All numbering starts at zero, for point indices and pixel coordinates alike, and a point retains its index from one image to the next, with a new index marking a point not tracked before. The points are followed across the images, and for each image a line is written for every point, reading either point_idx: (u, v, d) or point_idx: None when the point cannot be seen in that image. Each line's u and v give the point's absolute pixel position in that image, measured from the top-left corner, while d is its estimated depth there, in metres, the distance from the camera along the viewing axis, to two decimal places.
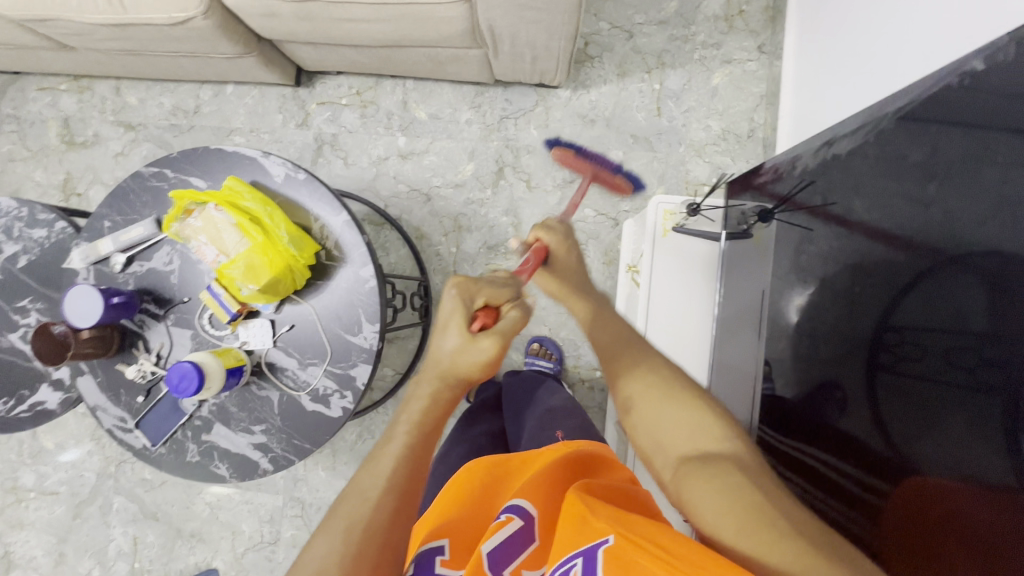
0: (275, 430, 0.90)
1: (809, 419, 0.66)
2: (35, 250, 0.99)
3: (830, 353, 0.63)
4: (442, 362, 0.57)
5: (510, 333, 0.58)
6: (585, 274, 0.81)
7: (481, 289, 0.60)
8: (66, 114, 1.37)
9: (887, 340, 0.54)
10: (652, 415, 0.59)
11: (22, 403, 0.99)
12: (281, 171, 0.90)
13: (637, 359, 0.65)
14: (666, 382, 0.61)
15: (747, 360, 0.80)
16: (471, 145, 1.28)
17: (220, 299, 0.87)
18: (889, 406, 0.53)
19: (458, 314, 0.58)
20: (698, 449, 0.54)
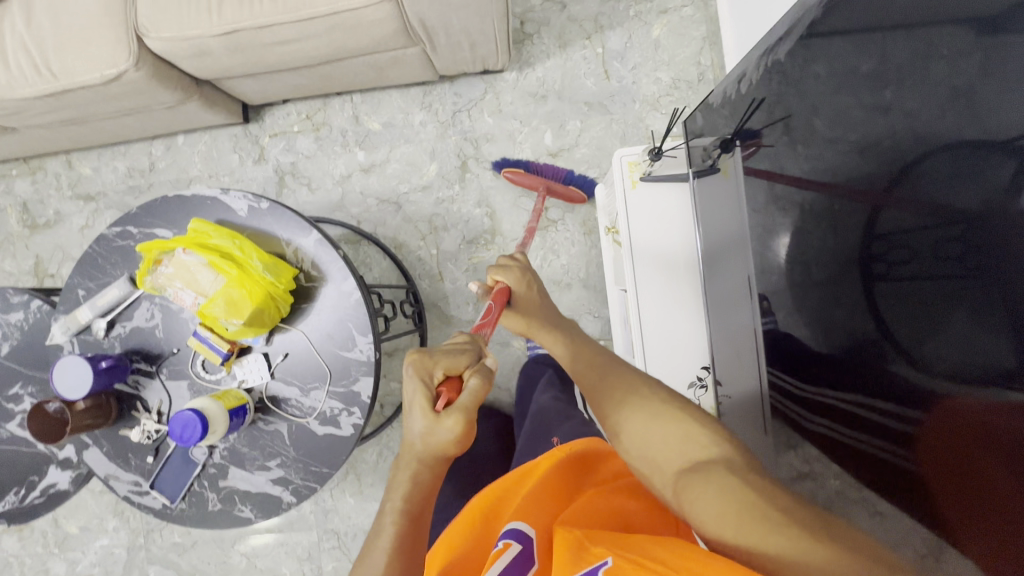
0: (291, 461, 0.89)
1: (824, 335, 0.63)
2: (15, 335, 0.98)
3: (823, 273, 0.62)
4: (415, 444, 0.59)
5: (475, 404, 0.59)
6: (547, 303, 0.87)
7: (438, 361, 0.61)
8: (23, 199, 1.36)
9: (876, 250, 0.53)
10: (640, 436, 0.62)
11: (34, 489, 0.98)
12: (243, 204, 0.89)
13: (613, 373, 0.71)
14: (636, 390, 0.67)
15: (740, 291, 0.79)
16: (430, 146, 1.27)
17: (209, 342, 0.86)
18: (892, 314, 0.52)
19: (419, 394, 0.59)
20: (679, 454, 0.58)
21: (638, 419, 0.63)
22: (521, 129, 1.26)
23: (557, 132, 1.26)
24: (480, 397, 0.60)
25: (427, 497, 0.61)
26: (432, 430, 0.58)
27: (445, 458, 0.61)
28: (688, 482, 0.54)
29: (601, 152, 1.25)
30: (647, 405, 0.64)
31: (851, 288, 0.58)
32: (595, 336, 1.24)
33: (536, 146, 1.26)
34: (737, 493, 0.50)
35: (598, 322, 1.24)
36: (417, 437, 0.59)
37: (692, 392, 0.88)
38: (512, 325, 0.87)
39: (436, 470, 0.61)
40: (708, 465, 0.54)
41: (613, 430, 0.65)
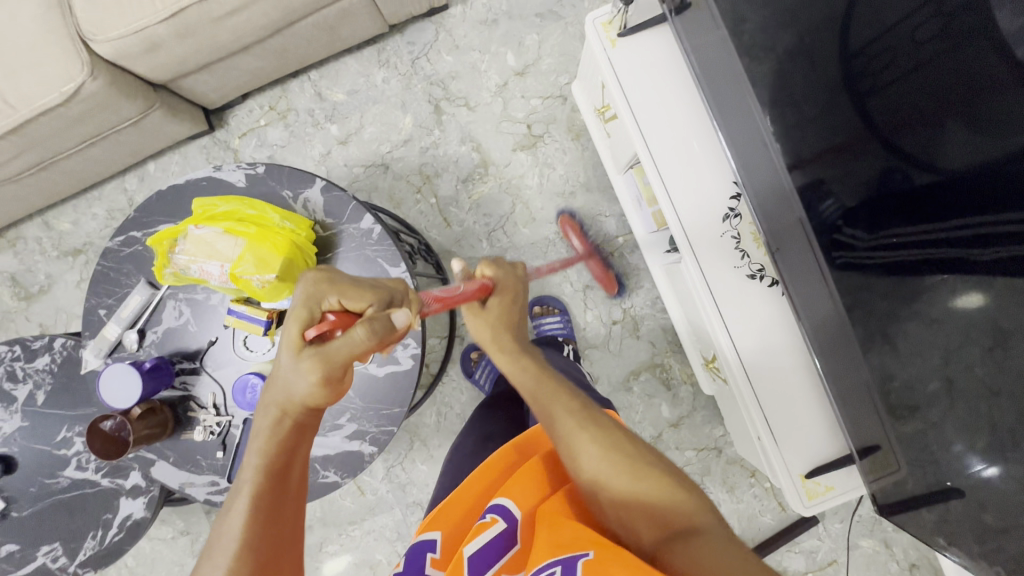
0: (361, 412, 0.87)
1: (830, 161, 0.73)
2: (47, 380, 0.95)
3: (815, 107, 0.73)
4: (279, 378, 0.56)
5: (344, 352, 0.54)
6: (520, 312, 0.73)
7: (334, 292, 0.59)
8: (11, 272, 1.32)
9: (857, 67, 0.68)
10: (616, 487, 0.53)
11: (110, 528, 0.94)
12: (239, 175, 0.88)
13: (581, 417, 0.60)
14: (618, 444, 0.57)
15: (746, 110, 0.81)
16: (400, 99, 1.26)
17: (247, 315, 0.85)
18: (889, 121, 0.67)
19: (298, 319, 0.57)
20: (655, 514, 0.51)
21: (618, 466, 0.55)
22: (483, 57, 1.26)
23: (518, 50, 1.25)
24: (355, 346, 0.54)
25: (292, 457, 0.56)
26: (300, 363, 0.54)
27: (309, 408, 0.57)
28: (675, 551, 0.47)
29: (566, 57, 1.25)
30: (626, 458, 0.55)
31: (849, 126, 0.70)
32: (613, 234, 1.24)
33: (502, 70, 1.25)
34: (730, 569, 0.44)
35: (611, 220, 1.24)
36: (282, 371, 0.56)
37: (728, 225, 0.88)
38: (478, 335, 0.71)
39: (305, 420, 0.57)
40: (692, 534, 0.48)
41: (590, 487, 0.55)
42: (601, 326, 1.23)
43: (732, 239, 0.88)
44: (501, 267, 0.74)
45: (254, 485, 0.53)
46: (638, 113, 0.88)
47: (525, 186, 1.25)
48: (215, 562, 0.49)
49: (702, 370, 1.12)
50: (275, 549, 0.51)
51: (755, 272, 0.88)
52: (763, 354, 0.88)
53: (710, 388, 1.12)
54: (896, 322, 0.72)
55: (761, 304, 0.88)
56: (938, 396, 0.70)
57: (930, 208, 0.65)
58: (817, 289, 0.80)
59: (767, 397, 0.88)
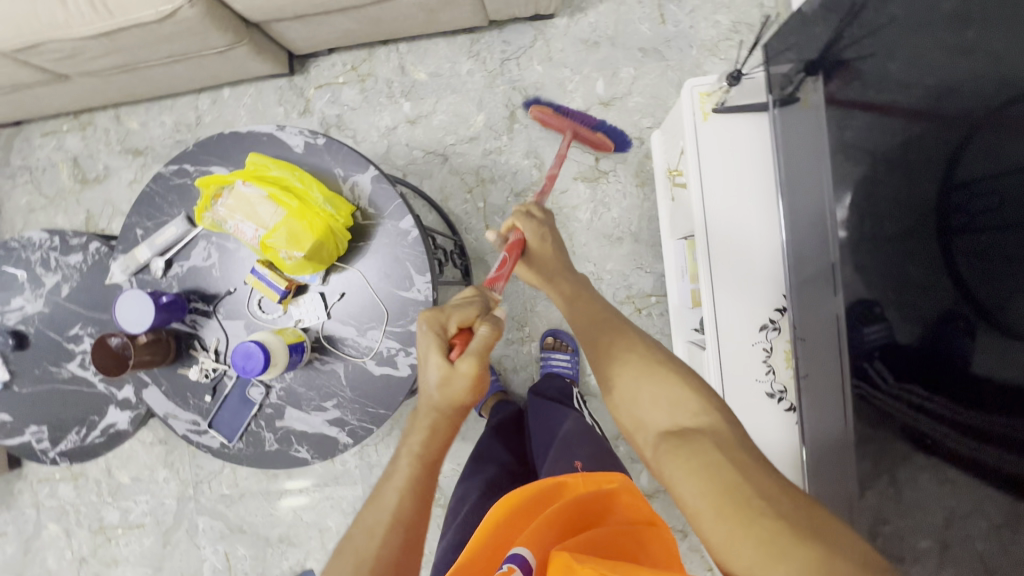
0: (347, 402, 0.88)
1: (894, 288, 0.63)
2: (75, 276, 0.99)
3: (894, 228, 0.63)
4: (432, 396, 0.61)
5: (483, 351, 0.61)
6: (564, 253, 0.86)
7: (450, 313, 0.64)
8: (74, 154, 1.37)
9: (955, 200, 0.56)
10: (638, 399, 0.63)
11: (95, 429, 1.00)
12: (299, 141, 0.88)
13: (615, 335, 0.72)
14: (645, 360, 0.67)
15: (819, 228, 0.75)
16: (478, 95, 1.24)
17: (267, 279, 0.86)
18: (968, 270, 0.55)
19: (433, 345, 0.61)
20: (671, 423, 0.59)
21: (637, 381, 0.65)
22: (572, 77, 1.22)
23: (610, 79, 1.21)
24: (488, 346, 0.62)
25: (443, 447, 0.62)
26: (450, 374, 0.60)
27: (459, 410, 0.62)
28: (666, 448, 0.56)
29: (656, 100, 1.20)
30: (652, 369, 0.65)
31: (927, 249, 0.59)
32: (647, 291, 1.21)
33: (588, 95, 1.21)
34: (717, 461, 0.52)
35: (650, 277, 1.21)
36: (435, 386, 0.61)
37: (763, 336, 0.84)
38: (523, 275, 0.86)
39: (457, 418, 0.63)
40: (694, 435, 0.56)
41: (613, 387, 0.67)
42: None
43: (762, 351, 0.84)
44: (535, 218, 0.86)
45: (409, 475, 0.59)
46: (710, 198, 0.84)
47: (574, 217, 1.22)
48: (369, 538, 0.55)
49: None
50: (423, 527, 0.57)
51: (775, 391, 0.84)
52: None
53: None
54: (901, 468, 0.64)
55: (771, 424, 0.84)
56: (926, 556, 0.61)
57: (960, 374, 0.56)
58: (833, 434, 0.75)
59: None
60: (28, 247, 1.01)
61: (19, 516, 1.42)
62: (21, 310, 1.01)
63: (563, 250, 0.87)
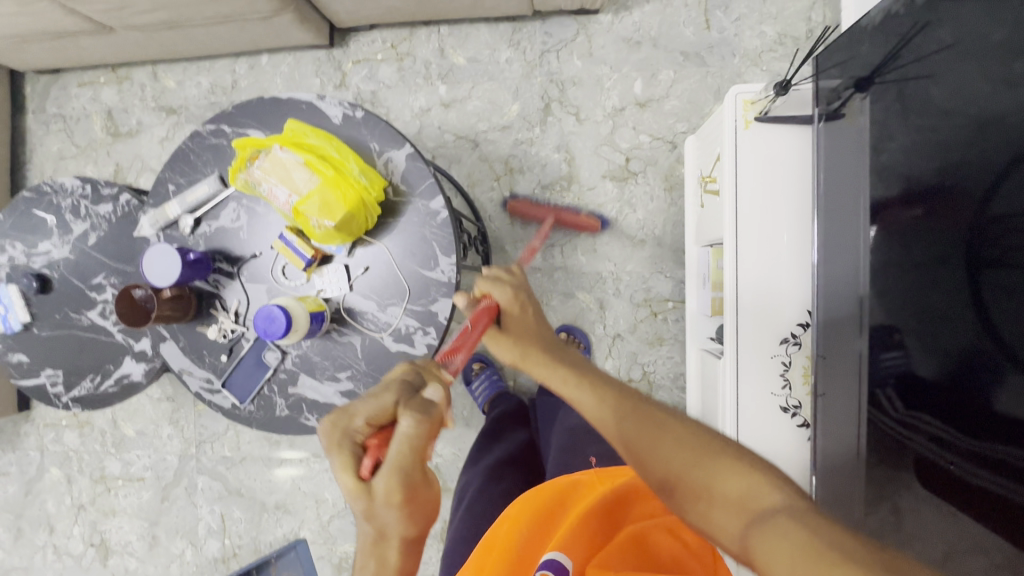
0: (361, 375, 0.89)
1: (916, 316, 0.67)
2: (103, 226, 1.00)
3: (923, 254, 0.66)
4: (366, 531, 0.51)
5: (403, 456, 0.49)
6: (543, 328, 0.76)
7: (355, 412, 0.52)
8: (108, 106, 1.38)
9: (989, 233, 0.59)
10: (696, 482, 0.50)
11: (109, 378, 1.00)
12: (338, 111, 0.88)
13: (624, 402, 0.59)
14: (677, 431, 0.55)
15: (852, 247, 0.75)
16: (514, 85, 1.24)
17: (294, 246, 0.87)
18: (996, 304, 0.59)
19: (345, 466, 0.50)
20: (736, 502, 0.48)
21: (685, 460, 0.52)
22: (611, 75, 1.21)
23: (648, 80, 1.20)
24: (408, 446, 0.50)
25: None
26: (369, 504, 0.49)
27: (403, 539, 0.51)
28: (756, 534, 0.45)
29: (693, 105, 1.19)
30: (693, 439, 0.53)
31: (951, 285, 0.63)
32: (665, 296, 1.20)
33: (625, 94, 1.21)
34: (807, 540, 0.42)
35: (669, 282, 1.20)
36: (364, 521, 0.50)
37: (783, 349, 0.83)
38: (502, 355, 0.74)
39: (409, 558, 0.52)
40: (769, 515, 0.45)
41: (658, 478, 0.53)
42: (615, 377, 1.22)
43: (781, 364, 0.83)
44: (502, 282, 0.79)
45: None
46: (744, 208, 0.83)
47: (599, 215, 1.22)
48: None
49: None
50: None
51: (790, 406, 0.84)
52: None
53: None
54: (909, 494, 0.67)
55: (784, 438, 0.84)
56: None
57: (968, 404, 0.61)
58: (846, 457, 0.76)
59: None
60: (59, 193, 1.02)
61: (23, 458, 1.44)
62: (47, 255, 1.02)
63: (540, 317, 0.78)
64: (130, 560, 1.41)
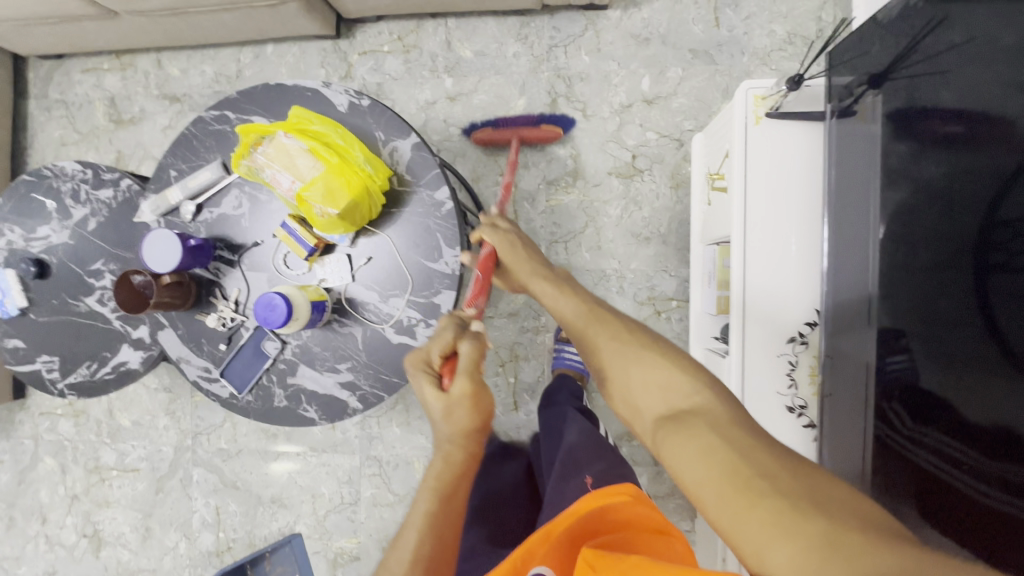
0: (361, 366, 0.88)
1: (922, 320, 0.66)
2: (104, 211, 0.99)
3: (930, 257, 0.65)
4: (442, 428, 0.65)
5: (469, 367, 0.64)
6: (540, 252, 0.84)
7: (430, 345, 0.67)
8: (111, 93, 1.37)
9: (996, 238, 0.58)
10: (635, 388, 0.61)
11: (105, 365, 0.99)
12: (344, 100, 0.87)
13: (597, 327, 0.69)
14: (635, 349, 0.64)
15: (861, 248, 0.74)
16: (521, 79, 1.23)
17: (297, 235, 0.86)
18: (1007, 312, 0.57)
19: (425, 385, 0.65)
20: (668, 407, 0.57)
21: (633, 371, 0.62)
22: (618, 71, 1.20)
23: (656, 78, 1.19)
24: (472, 362, 0.64)
25: (462, 476, 0.66)
26: (448, 401, 0.64)
27: (472, 435, 0.66)
28: (669, 433, 0.53)
29: (700, 103, 1.18)
30: (643, 354, 0.63)
31: (960, 293, 0.62)
32: (669, 295, 1.19)
33: (632, 91, 1.20)
34: (715, 445, 0.48)
35: (673, 281, 1.19)
36: (442, 419, 0.65)
37: (790, 348, 0.82)
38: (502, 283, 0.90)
39: (475, 439, 0.67)
40: (691, 421, 0.53)
41: (608, 380, 0.65)
42: None
43: (787, 363, 0.82)
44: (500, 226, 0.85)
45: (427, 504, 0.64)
46: (752, 204, 0.82)
47: (604, 212, 1.21)
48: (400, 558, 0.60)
49: None
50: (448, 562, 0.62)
51: (796, 406, 0.83)
52: None
53: None
54: (919, 509, 0.66)
55: (790, 439, 0.82)
56: None
57: (970, 416, 0.60)
58: (853, 465, 0.74)
59: None
60: (59, 177, 1.00)
61: (17, 446, 1.43)
62: (46, 239, 1.01)
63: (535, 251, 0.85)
64: (123, 552, 1.39)
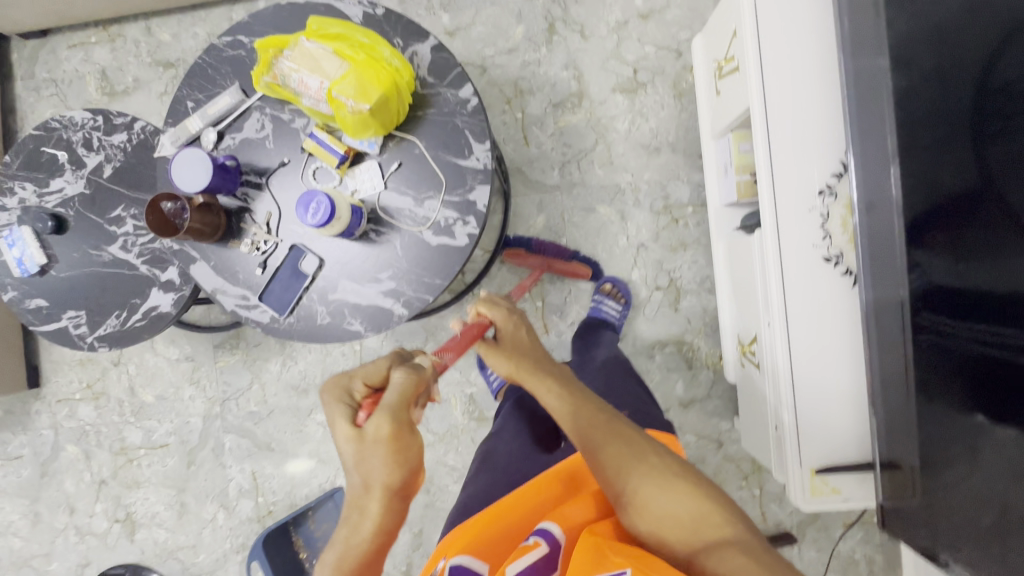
0: (403, 273, 0.88)
1: (930, 193, 0.73)
2: (119, 156, 0.98)
3: (931, 136, 0.72)
4: (354, 484, 0.57)
5: (391, 403, 0.58)
6: (534, 346, 0.82)
7: (357, 375, 0.63)
8: (102, 66, 1.35)
9: (989, 108, 0.67)
10: (658, 508, 0.59)
11: (135, 312, 0.97)
12: (358, 10, 0.88)
13: (610, 433, 0.65)
14: (650, 463, 0.62)
15: (879, 102, 0.76)
16: (517, 8, 1.25)
17: (326, 144, 0.87)
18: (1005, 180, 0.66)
19: (342, 415, 0.59)
20: (691, 530, 0.57)
21: (653, 491, 0.60)
22: None
23: None
24: (396, 398, 0.58)
25: (374, 552, 0.56)
26: (359, 442, 0.56)
27: (383, 498, 0.56)
28: (705, 561, 0.54)
29: (694, 13, 1.22)
30: (657, 467, 0.62)
31: (967, 180, 0.70)
32: (685, 202, 1.22)
33: (626, 8, 1.23)
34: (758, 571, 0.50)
35: (687, 187, 1.22)
36: (355, 473, 0.56)
37: (820, 202, 0.85)
38: (497, 365, 0.78)
39: (391, 511, 0.56)
40: (722, 545, 0.54)
41: (622, 497, 0.61)
42: (643, 287, 1.23)
43: (819, 217, 0.85)
44: (497, 306, 0.85)
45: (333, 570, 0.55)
46: (769, 70, 0.85)
47: (613, 128, 1.23)
48: None
49: (734, 353, 1.12)
50: None
51: (832, 256, 0.85)
52: (815, 350, 0.86)
53: (736, 373, 1.12)
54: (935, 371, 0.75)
55: (828, 290, 0.85)
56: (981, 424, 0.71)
57: (982, 274, 0.69)
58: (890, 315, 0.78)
59: (801, 386, 0.86)
60: (69, 127, 0.99)
61: (36, 438, 1.38)
62: (61, 192, 0.99)
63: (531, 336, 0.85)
64: (159, 531, 1.35)
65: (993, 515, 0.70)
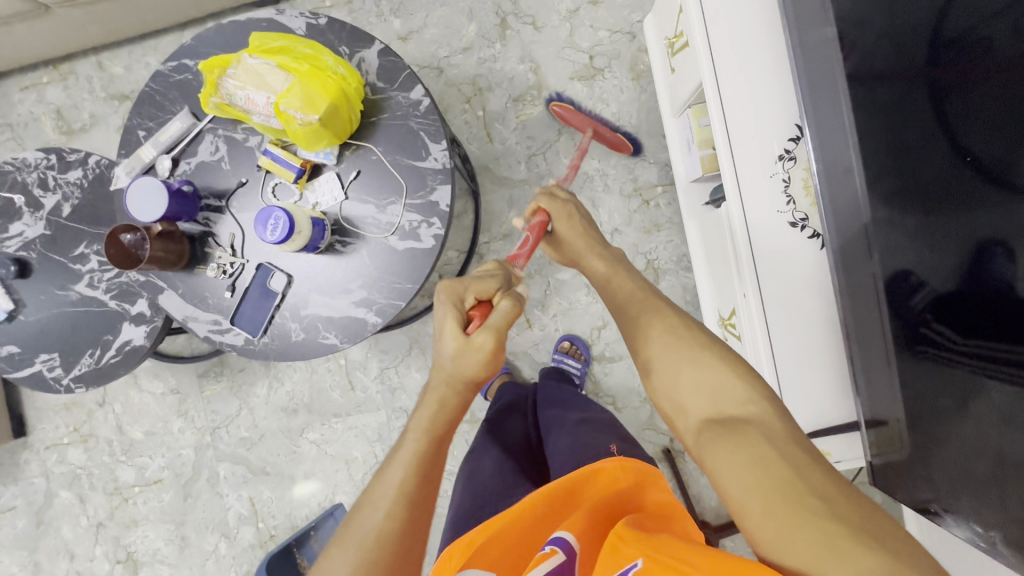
0: (373, 281, 0.87)
1: (890, 152, 0.72)
2: (76, 194, 0.96)
3: (886, 93, 0.72)
4: (444, 368, 0.62)
5: (501, 325, 0.62)
6: (597, 236, 0.84)
7: (469, 286, 0.65)
8: (56, 105, 1.33)
9: (943, 60, 0.65)
10: (681, 380, 0.63)
11: (108, 349, 0.96)
12: (301, 22, 0.87)
13: (655, 315, 0.70)
14: (696, 340, 0.65)
15: (829, 64, 0.76)
16: (467, 6, 1.24)
17: (282, 159, 0.86)
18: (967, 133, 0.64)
19: (452, 316, 0.62)
20: (720, 408, 0.58)
21: (689, 365, 0.63)
22: None
23: None
24: (505, 317, 0.63)
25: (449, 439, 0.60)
26: (463, 345, 0.61)
27: (469, 387, 0.62)
28: (712, 441, 0.55)
29: None
30: (696, 347, 0.64)
31: (924, 135, 0.69)
32: (654, 182, 1.22)
33: None
34: (771, 462, 0.49)
35: (655, 167, 1.22)
36: (449, 360, 0.61)
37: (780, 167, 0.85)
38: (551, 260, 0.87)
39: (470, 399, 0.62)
40: (742, 422, 0.54)
41: (651, 367, 0.67)
42: None
43: (781, 182, 0.85)
44: (556, 201, 0.86)
45: (402, 472, 0.55)
46: (716, 44, 0.85)
47: None
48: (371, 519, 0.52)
49: (716, 329, 1.12)
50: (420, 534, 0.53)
51: (797, 221, 0.86)
52: (791, 315, 0.86)
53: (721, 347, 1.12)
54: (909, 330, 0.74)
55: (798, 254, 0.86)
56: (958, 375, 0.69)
57: (945, 227, 0.68)
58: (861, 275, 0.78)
59: (781, 352, 0.86)
60: (22, 169, 0.97)
61: (28, 488, 1.36)
62: (21, 236, 0.97)
63: (590, 226, 0.85)
64: (162, 568, 1.33)
65: (989, 463, 0.67)
